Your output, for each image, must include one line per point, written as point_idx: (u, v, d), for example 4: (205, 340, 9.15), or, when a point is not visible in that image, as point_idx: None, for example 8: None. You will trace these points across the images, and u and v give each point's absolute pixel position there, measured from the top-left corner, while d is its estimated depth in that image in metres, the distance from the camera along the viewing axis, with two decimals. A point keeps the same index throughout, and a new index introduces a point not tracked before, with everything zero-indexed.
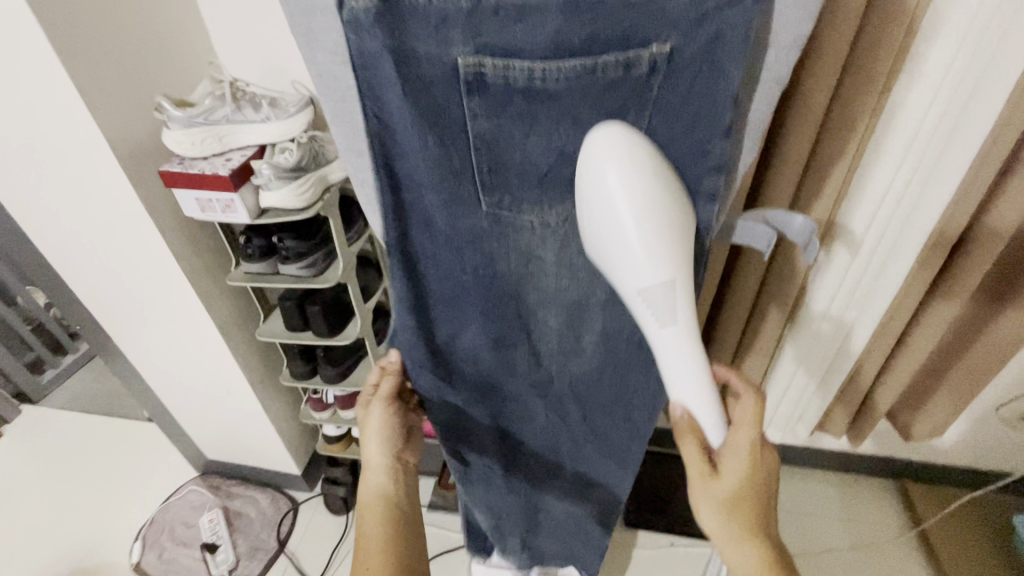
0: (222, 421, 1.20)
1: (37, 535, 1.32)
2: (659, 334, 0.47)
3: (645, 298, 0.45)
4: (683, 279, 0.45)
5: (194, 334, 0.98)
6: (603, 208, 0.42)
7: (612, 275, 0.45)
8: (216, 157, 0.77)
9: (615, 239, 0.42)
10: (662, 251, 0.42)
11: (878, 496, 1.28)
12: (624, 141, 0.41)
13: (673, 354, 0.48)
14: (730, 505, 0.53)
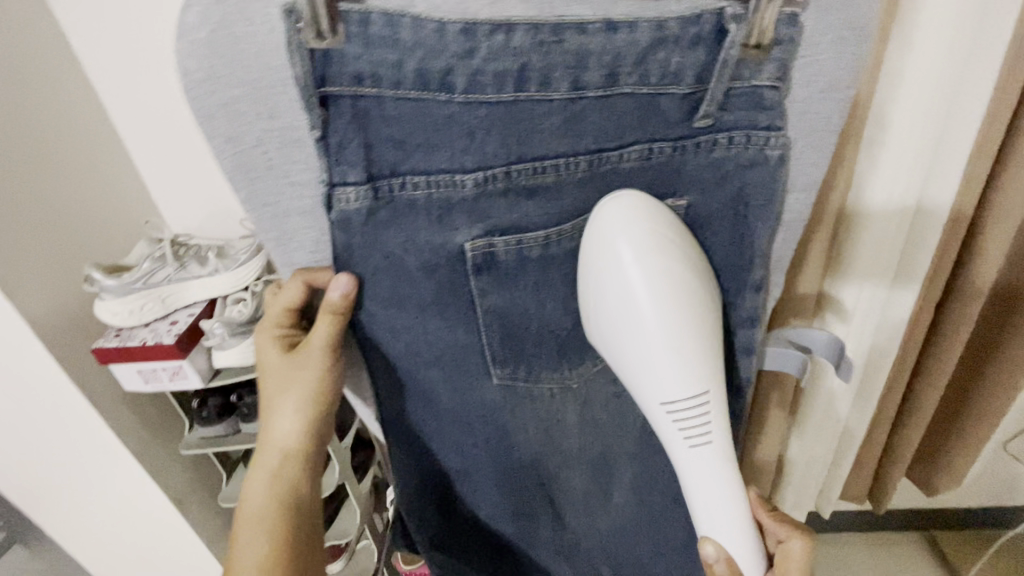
0: None
1: None
2: (689, 457, 0.39)
3: (673, 409, 0.37)
4: (717, 392, 0.38)
5: (144, 520, 0.83)
6: (621, 291, 0.36)
7: (631, 382, 0.38)
8: (159, 321, 0.68)
9: (627, 328, 0.36)
10: (691, 356, 0.36)
11: (912, 553, 1.20)
12: (645, 224, 0.36)
13: (705, 478, 0.39)
14: None
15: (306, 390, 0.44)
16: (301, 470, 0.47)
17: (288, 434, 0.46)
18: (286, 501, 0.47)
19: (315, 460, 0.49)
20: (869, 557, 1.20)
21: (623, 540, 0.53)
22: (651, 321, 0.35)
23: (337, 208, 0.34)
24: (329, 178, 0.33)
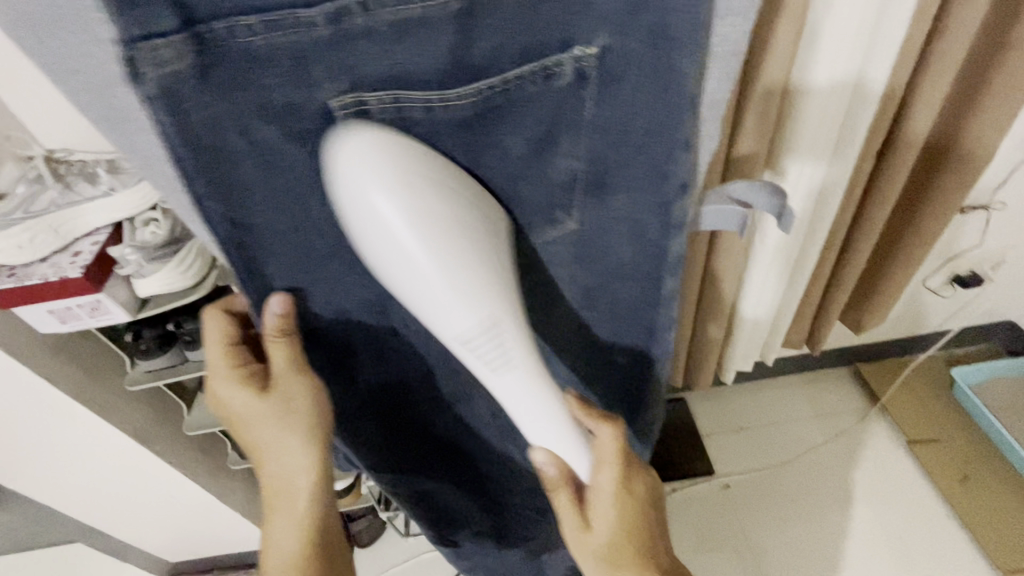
0: (176, 523, 1.06)
1: None
2: (504, 383, 0.40)
3: (468, 347, 0.38)
4: (507, 317, 0.38)
5: (108, 455, 0.84)
6: (367, 223, 0.33)
7: (424, 324, 0.38)
8: (59, 254, 0.60)
9: (387, 265, 0.34)
10: (459, 280, 0.35)
11: (838, 385, 1.35)
12: (385, 158, 0.33)
13: (519, 400, 0.41)
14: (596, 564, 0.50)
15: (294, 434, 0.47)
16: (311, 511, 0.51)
17: (293, 477, 0.49)
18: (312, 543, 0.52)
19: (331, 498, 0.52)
20: (802, 393, 1.35)
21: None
22: (408, 238, 0.33)
23: (147, 77, 0.29)
24: (123, 35, 0.28)
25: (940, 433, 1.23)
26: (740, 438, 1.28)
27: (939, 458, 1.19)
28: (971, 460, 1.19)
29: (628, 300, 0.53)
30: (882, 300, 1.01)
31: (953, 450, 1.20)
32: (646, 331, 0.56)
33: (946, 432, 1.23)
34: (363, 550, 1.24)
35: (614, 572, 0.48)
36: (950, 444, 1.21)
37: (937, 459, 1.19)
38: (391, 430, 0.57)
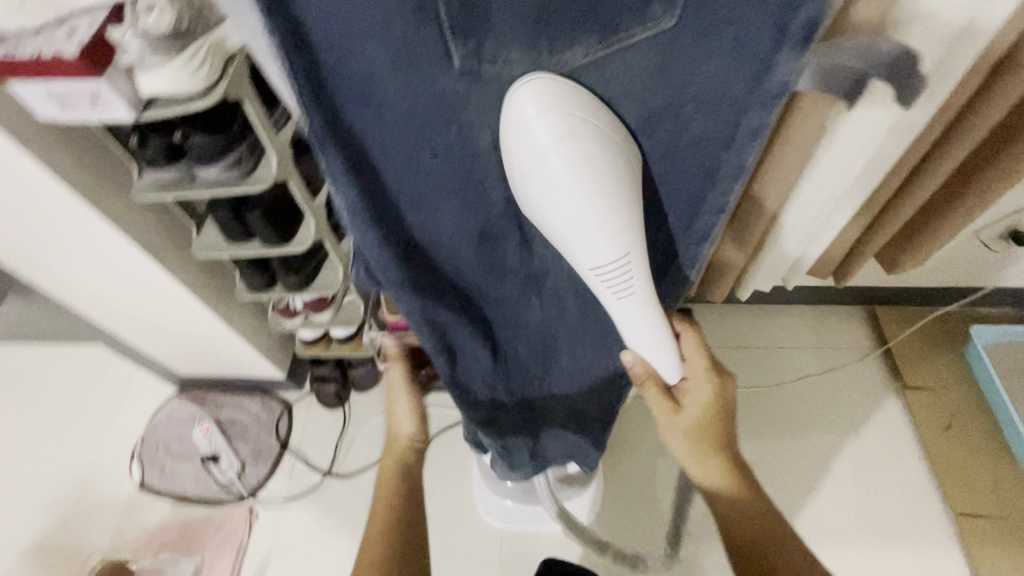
0: (185, 339, 1.11)
1: (19, 468, 1.26)
2: (619, 306, 0.48)
3: (603, 276, 0.45)
4: (641, 256, 0.45)
5: (120, 262, 0.85)
6: (539, 175, 0.40)
7: (564, 252, 0.45)
8: (54, 29, 0.54)
9: (551, 215, 0.42)
10: (607, 218, 0.42)
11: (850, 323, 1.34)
12: (570, 129, 0.38)
13: (628, 312, 0.49)
14: (671, 432, 0.63)
15: None
16: None
17: None
18: None
19: None
20: (811, 322, 1.33)
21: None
22: (575, 201, 0.40)
23: None
24: None
25: (936, 385, 1.23)
26: (737, 355, 1.30)
27: (927, 408, 1.21)
28: (959, 415, 1.20)
29: (693, 173, 0.46)
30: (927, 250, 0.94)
31: (945, 401, 1.21)
32: (702, 211, 0.49)
33: (942, 385, 1.23)
34: (359, 395, 1.32)
35: (694, 447, 0.63)
36: (943, 396, 1.22)
37: (924, 407, 1.20)
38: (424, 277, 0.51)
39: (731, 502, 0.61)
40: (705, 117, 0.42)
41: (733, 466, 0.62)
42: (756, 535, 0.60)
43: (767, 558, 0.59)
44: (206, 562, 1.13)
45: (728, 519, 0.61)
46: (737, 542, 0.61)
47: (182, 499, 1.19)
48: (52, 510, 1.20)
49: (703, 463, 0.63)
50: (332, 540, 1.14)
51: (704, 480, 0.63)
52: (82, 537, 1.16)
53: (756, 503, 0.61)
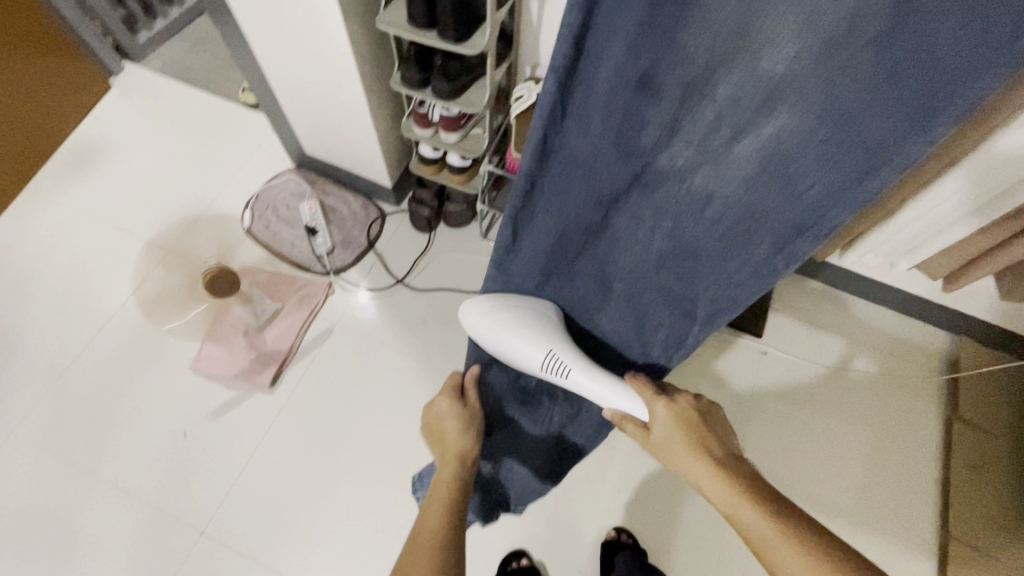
0: (324, 115, 1.22)
1: (154, 180, 1.44)
2: (570, 381, 0.73)
3: (549, 369, 0.73)
4: (563, 348, 0.74)
5: (312, 7, 0.94)
6: (489, 329, 0.75)
7: (515, 363, 0.76)
8: None
9: (496, 341, 0.75)
10: (527, 338, 0.73)
11: (927, 343, 1.32)
12: (497, 311, 0.75)
13: (594, 394, 0.72)
14: (702, 472, 0.60)
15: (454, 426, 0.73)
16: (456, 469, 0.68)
17: (457, 439, 0.72)
18: (456, 484, 0.66)
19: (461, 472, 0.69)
20: (892, 327, 1.34)
21: (706, 216, 0.59)
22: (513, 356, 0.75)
23: None
24: None
25: (989, 427, 1.20)
26: (801, 327, 1.34)
27: (970, 441, 1.19)
28: (1001, 460, 1.17)
29: (879, 118, 0.44)
30: None
31: (992, 442, 1.19)
32: (874, 170, 0.46)
33: (995, 428, 1.20)
34: (445, 229, 1.41)
35: (699, 483, 0.60)
36: (991, 439, 1.19)
37: (967, 440, 1.19)
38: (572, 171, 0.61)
39: (757, 522, 0.52)
40: (949, 41, 0.38)
41: (728, 473, 0.58)
42: (773, 532, 0.51)
43: (786, 568, 0.49)
44: (285, 310, 1.28)
45: (744, 531, 0.53)
46: (768, 553, 0.50)
47: (277, 254, 1.35)
48: (174, 221, 1.38)
49: (704, 485, 0.59)
50: (387, 335, 1.28)
51: (716, 501, 0.57)
52: (195, 252, 1.35)
53: (775, 508, 0.53)
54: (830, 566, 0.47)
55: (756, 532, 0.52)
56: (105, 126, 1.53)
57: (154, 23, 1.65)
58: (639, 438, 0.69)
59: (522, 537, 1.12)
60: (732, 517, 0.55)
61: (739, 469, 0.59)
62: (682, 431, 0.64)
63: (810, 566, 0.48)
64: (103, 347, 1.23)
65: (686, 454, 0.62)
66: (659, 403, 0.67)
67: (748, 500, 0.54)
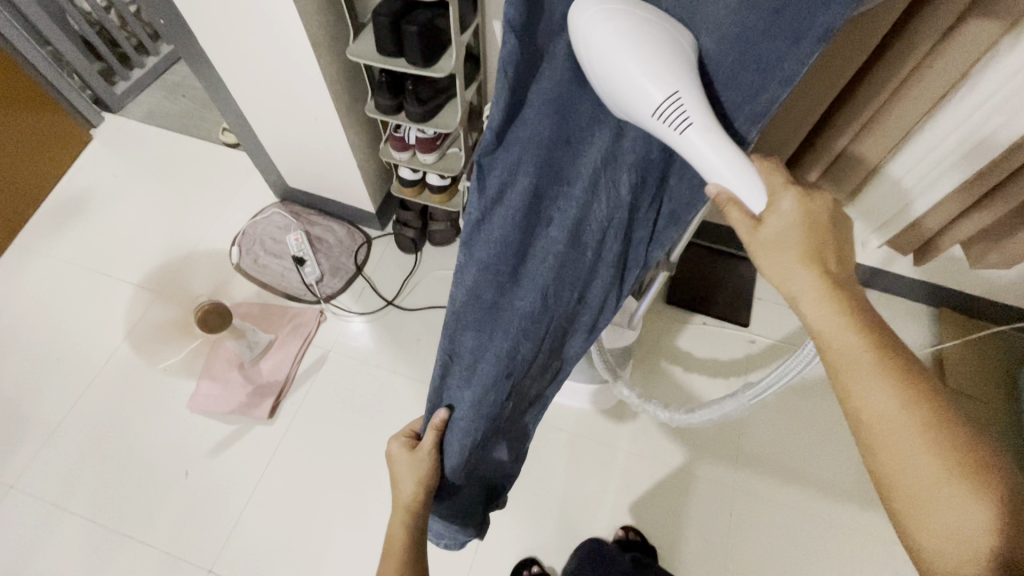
0: (304, 149, 1.26)
1: (140, 226, 1.46)
2: (684, 138, 0.44)
3: (662, 119, 0.44)
4: (690, 87, 0.44)
5: (284, 47, 0.98)
6: (608, 40, 0.43)
7: (621, 102, 0.45)
8: None
9: (613, 60, 0.43)
10: (657, 58, 0.43)
11: (909, 318, 1.36)
12: (626, 25, 0.43)
13: (705, 151, 0.44)
14: (809, 287, 0.46)
15: (407, 477, 0.74)
16: (404, 523, 0.72)
17: (408, 491, 0.74)
18: (401, 542, 0.71)
19: (412, 524, 0.72)
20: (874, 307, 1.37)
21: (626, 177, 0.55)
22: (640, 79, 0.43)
23: None
24: None
25: (977, 394, 1.23)
26: (786, 313, 1.37)
27: (960, 410, 1.21)
28: (992, 425, 1.20)
29: (774, 36, 0.44)
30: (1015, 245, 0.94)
31: (982, 409, 1.21)
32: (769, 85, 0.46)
33: (983, 394, 1.23)
34: (431, 249, 1.44)
35: (818, 298, 0.45)
36: (980, 405, 1.22)
37: (957, 409, 1.21)
38: (501, 181, 0.53)
39: (854, 352, 0.44)
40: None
41: (842, 294, 0.45)
42: (869, 361, 0.43)
43: (867, 396, 0.43)
44: (278, 341, 1.30)
45: (833, 355, 0.45)
46: (851, 377, 0.44)
47: (267, 287, 1.37)
48: (163, 264, 1.40)
49: (804, 302, 0.46)
50: (382, 357, 1.29)
51: (812, 321, 0.46)
52: (185, 292, 1.36)
53: (877, 335, 0.44)
54: (917, 406, 0.42)
55: (846, 364, 0.44)
56: (88, 177, 1.55)
57: (131, 73, 1.69)
58: (739, 231, 0.47)
59: (532, 545, 1.12)
60: (825, 342, 0.46)
61: (853, 292, 0.46)
62: (801, 229, 0.46)
63: (892, 401, 0.42)
64: (98, 394, 1.23)
65: (797, 263, 0.46)
66: (785, 193, 0.46)
67: (851, 320, 0.44)
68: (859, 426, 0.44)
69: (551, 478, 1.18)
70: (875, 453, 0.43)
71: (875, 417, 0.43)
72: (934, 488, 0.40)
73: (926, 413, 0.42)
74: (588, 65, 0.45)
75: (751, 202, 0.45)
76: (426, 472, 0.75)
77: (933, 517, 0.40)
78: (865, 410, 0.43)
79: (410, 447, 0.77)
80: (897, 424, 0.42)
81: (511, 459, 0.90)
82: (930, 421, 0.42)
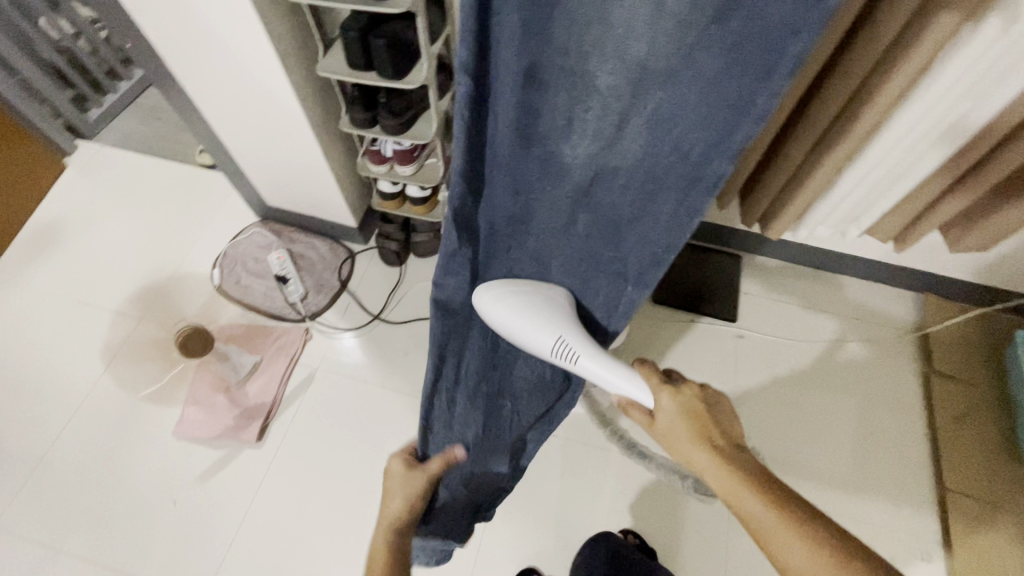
0: (281, 167, 1.25)
1: (118, 252, 1.44)
2: (579, 367, 0.68)
3: (559, 355, 0.67)
4: (571, 334, 0.68)
5: (254, 66, 0.98)
6: (504, 314, 0.68)
7: (526, 347, 0.69)
8: None
9: (511, 326, 0.68)
10: (544, 324, 0.68)
11: (895, 305, 1.36)
12: (516, 299, 0.69)
13: (599, 377, 0.67)
14: (709, 466, 0.60)
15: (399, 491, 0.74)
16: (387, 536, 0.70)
17: (397, 505, 0.73)
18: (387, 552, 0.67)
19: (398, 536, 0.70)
20: (859, 294, 1.38)
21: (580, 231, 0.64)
22: (539, 339, 0.67)
23: None
24: None
25: (964, 376, 1.24)
26: (772, 307, 1.37)
27: (949, 393, 1.22)
28: (980, 407, 1.20)
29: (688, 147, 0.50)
30: (990, 227, 0.95)
31: (970, 391, 1.22)
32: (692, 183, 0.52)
33: (970, 376, 1.23)
34: (415, 260, 1.43)
35: (719, 471, 0.58)
36: (968, 388, 1.23)
37: (945, 392, 1.22)
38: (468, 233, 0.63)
39: (760, 513, 0.54)
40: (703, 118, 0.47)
41: (732, 464, 0.59)
42: (773, 521, 0.53)
43: (784, 553, 0.51)
44: (264, 361, 1.28)
45: (745, 518, 0.55)
46: (765, 539, 0.53)
47: (251, 308, 1.35)
48: (143, 290, 1.38)
49: (709, 477, 0.60)
50: (370, 372, 1.28)
51: (722, 492, 0.58)
52: (167, 316, 1.34)
53: (774, 494, 0.55)
54: (822, 550, 0.50)
55: (759, 529, 0.54)
56: (64, 206, 1.52)
57: (104, 99, 1.68)
58: (643, 425, 0.67)
59: (531, 554, 1.11)
60: (737, 510, 0.56)
61: (739, 458, 0.60)
62: (684, 423, 0.63)
63: (803, 551, 0.51)
64: (81, 426, 1.20)
65: (688, 443, 0.62)
66: (662, 392, 0.65)
67: (746, 487, 0.56)
68: None
69: (546, 485, 1.17)
70: None
71: (800, 575, 0.50)
72: None
73: (834, 559, 0.50)
74: (498, 329, 0.70)
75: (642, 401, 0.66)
76: (416, 492, 0.76)
77: None
78: (789, 567, 0.51)
79: (405, 465, 0.78)
80: (811, 571, 0.50)
81: (510, 472, 0.90)
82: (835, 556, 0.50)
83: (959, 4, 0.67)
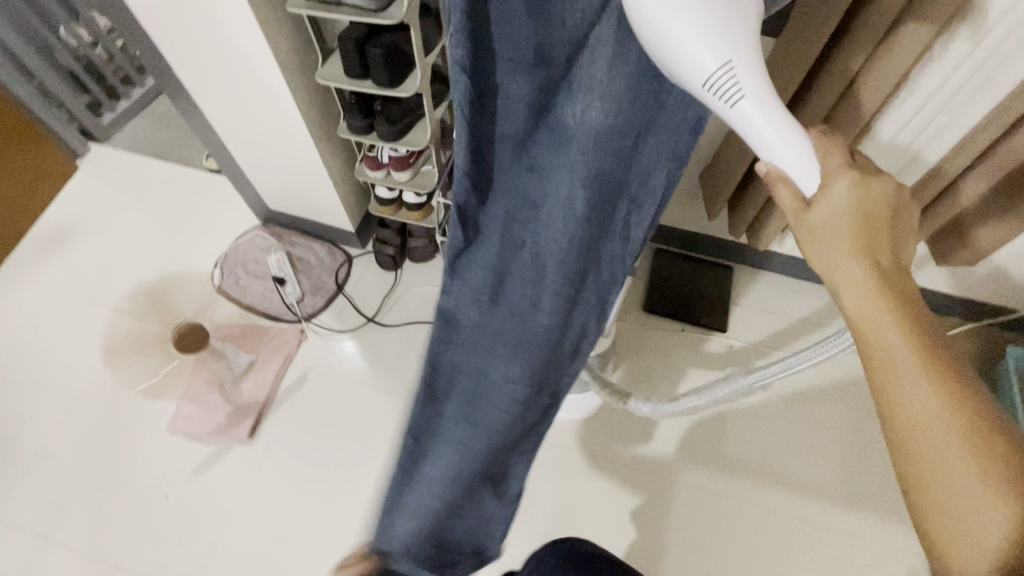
0: (283, 172, 1.28)
1: (123, 252, 1.48)
2: (738, 111, 0.43)
3: (714, 92, 0.42)
4: (747, 57, 0.41)
5: (258, 74, 1.02)
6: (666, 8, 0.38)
7: (673, 72, 0.42)
8: None
9: (674, 29, 0.39)
10: (721, 25, 0.39)
11: None
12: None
13: (750, 127, 0.44)
14: (855, 279, 0.43)
15: None
16: None
17: None
18: None
19: None
20: None
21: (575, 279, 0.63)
22: (699, 61, 0.40)
23: None
24: None
25: None
26: (763, 318, 1.38)
27: None
28: None
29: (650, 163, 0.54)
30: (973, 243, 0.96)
31: None
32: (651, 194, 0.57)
33: None
34: (411, 265, 1.45)
35: (868, 296, 0.43)
36: None
37: None
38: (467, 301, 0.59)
39: (900, 353, 0.41)
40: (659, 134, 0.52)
41: (893, 289, 0.43)
42: (911, 361, 0.41)
43: (906, 397, 0.41)
44: (259, 360, 1.31)
45: (872, 351, 0.42)
46: (888, 376, 0.42)
47: (249, 308, 1.38)
48: (145, 290, 1.41)
49: (847, 293, 0.44)
50: (362, 374, 1.30)
51: (851, 312, 0.43)
52: (167, 315, 1.37)
53: (924, 327, 0.42)
54: (961, 408, 0.40)
55: (890, 370, 0.42)
56: (73, 207, 1.57)
57: (117, 104, 1.74)
58: (789, 211, 0.46)
59: (515, 559, 1.12)
60: (863, 337, 0.43)
61: (907, 285, 0.44)
62: (851, 221, 0.44)
63: (929, 399, 0.40)
64: (79, 420, 1.23)
65: (846, 253, 0.44)
66: (841, 176, 0.45)
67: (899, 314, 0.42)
68: (892, 430, 0.42)
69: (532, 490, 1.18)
70: (907, 454, 0.42)
71: (914, 419, 0.41)
72: (973, 496, 0.39)
73: (972, 424, 0.40)
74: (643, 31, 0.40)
75: (801, 180, 0.45)
76: None
77: (960, 525, 0.40)
78: (901, 411, 0.41)
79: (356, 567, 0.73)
80: (934, 429, 0.40)
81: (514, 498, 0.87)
82: (973, 425, 0.40)
83: (929, 23, 0.69)
